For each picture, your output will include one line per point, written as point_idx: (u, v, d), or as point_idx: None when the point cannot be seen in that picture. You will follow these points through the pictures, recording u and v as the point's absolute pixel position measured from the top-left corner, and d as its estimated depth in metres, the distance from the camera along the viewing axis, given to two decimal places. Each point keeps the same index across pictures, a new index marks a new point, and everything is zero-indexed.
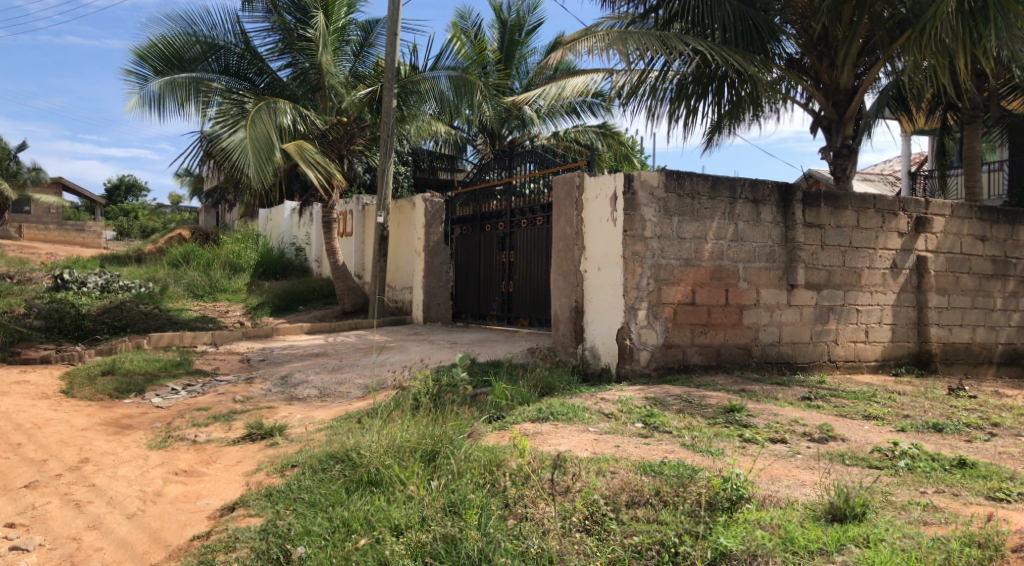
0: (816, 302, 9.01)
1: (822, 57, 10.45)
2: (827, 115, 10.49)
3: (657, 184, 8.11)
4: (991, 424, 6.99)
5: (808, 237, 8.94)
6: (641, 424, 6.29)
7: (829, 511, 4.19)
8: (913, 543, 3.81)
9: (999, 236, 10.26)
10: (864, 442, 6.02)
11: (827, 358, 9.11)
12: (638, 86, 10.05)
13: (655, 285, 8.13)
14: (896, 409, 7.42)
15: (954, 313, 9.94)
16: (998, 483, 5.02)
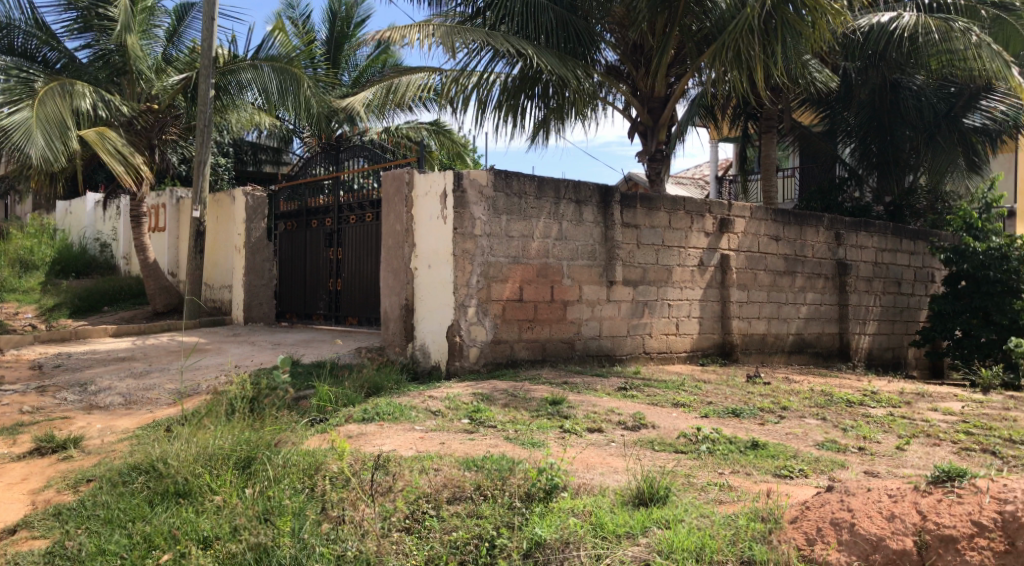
0: (632, 297, 9.50)
1: (638, 65, 11.03)
2: (643, 121, 11.10)
3: (485, 183, 8.23)
4: (781, 407, 7.68)
5: (625, 236, 9.40)
6: (467, 420, 6.39)
7: (637, 496, 4.45)
8: (707, 521, 4.10)
9: (790, 236, 11.23)
10: (671, 429, 6.43)
11: (642, 350, 9.61)
12: (465, 85, 10.18)
13: (484, 283, 8.27)
14: (701, 396, 7.97)
15: (752, 306, 10.77)
16: (783, 462, 5.52)
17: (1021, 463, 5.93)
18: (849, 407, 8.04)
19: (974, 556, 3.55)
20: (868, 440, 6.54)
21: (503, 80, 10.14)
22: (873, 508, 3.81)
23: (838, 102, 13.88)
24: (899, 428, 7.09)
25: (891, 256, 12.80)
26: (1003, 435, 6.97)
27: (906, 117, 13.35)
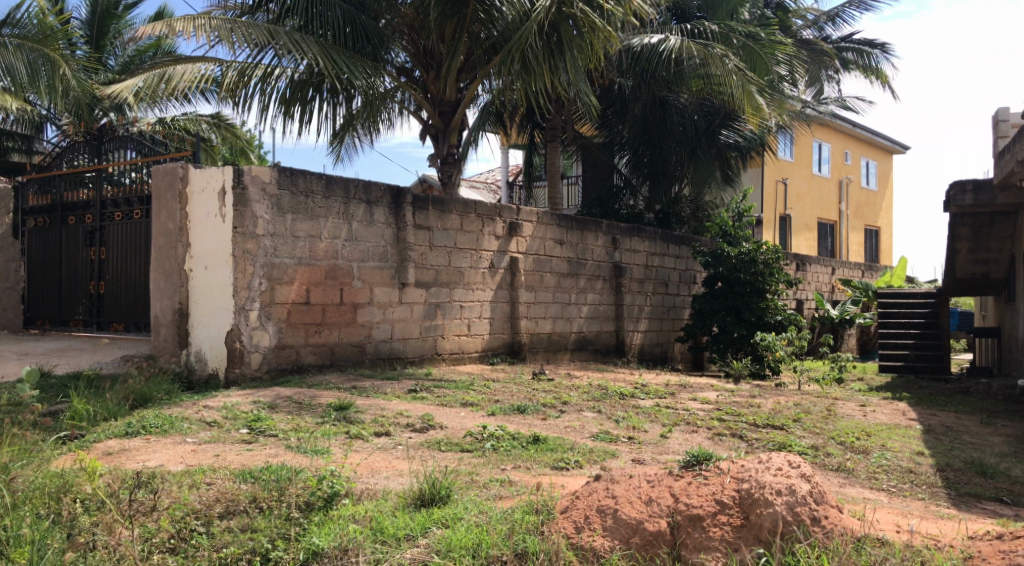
0: (425, 300, 9.52)
1: (429, 68, 11.09)
2: (434, 124, 11.15)
3: (269, 180, 7.91)
4: (562, 402, 8.02)
5: (417, 239, 9.39)
6: (246, 430, 6.10)
7: (418, 497, 4.45)
8: (485, 517, 4.19)
9: (573, 240, 11.76)
10: (458, 428, 6.51)
11: (434, 351, 9.66)
12: (250, 78, 9.69)
13: (267, 285, 7.94)
14: (489, 395, 8.14)
15: (539, 307, 11.16)
16: (562, 454, 5.76)
17: (763, 445, 6.64)
18: (622, 400, 8.57)
19: (716, 532, 3.84)
20: (637, 429, 7.01)
21: (289, 76, 9.77)
22: (633, 494, 4.07)
23: (614, 116, 14.73)
24: (664, 417, 7.65)
25: (659, 259, 13.75)
26: (750, 420, 7.75)
27: (673, 131, 14.47)
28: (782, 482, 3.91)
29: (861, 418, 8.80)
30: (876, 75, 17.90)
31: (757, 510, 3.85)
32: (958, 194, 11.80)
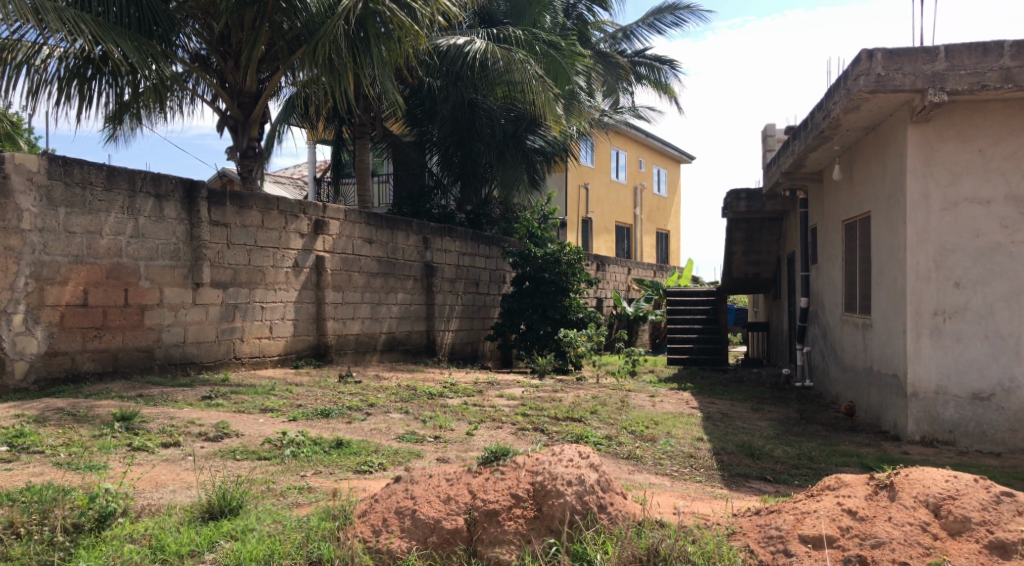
0: (222, 301, 9.05)
1: (226, 57, 10.54)
2: (232, 115, 10.61)
3: (37, 169, 7.23)
4: (368, 404, 7.92)
5: (213, 236, 8.91)
6: (6, 447, 5.50)
7: (205, 510, 4.24)
8: (278, 527, 4.07)
9: (382, 239, 11.62)
10: (255, 435, 6.24)
11: (232, 355, 9.21)
12: (13, 55, 8.77)
13: (35, 286, 7.25)
14: (291, 400, 7.88)
15: (346, 307, 10.95)
16: (365, 457, 5.69)
17: (562, 437, 6.92)
18: (429, 400, 8.59)
19: (511, 525, 3.96)
20: (443, 428, 7.06)
21: (63, 56, 8.93)
22: (432, 494, 4.11)
23: (423, 115, 14.89)
24: (469, 415, 7.76)
25: (469, 259, 13.90)
26: (551, 414, 8.03)
27: (482, 133, 14.71)
28: (572, 473, 4.06)
29: (651, 408, 9.39)
30: (665, 90, 19.17)
31: (549, 501, 3.99)
32: (733, 202, 12.90)
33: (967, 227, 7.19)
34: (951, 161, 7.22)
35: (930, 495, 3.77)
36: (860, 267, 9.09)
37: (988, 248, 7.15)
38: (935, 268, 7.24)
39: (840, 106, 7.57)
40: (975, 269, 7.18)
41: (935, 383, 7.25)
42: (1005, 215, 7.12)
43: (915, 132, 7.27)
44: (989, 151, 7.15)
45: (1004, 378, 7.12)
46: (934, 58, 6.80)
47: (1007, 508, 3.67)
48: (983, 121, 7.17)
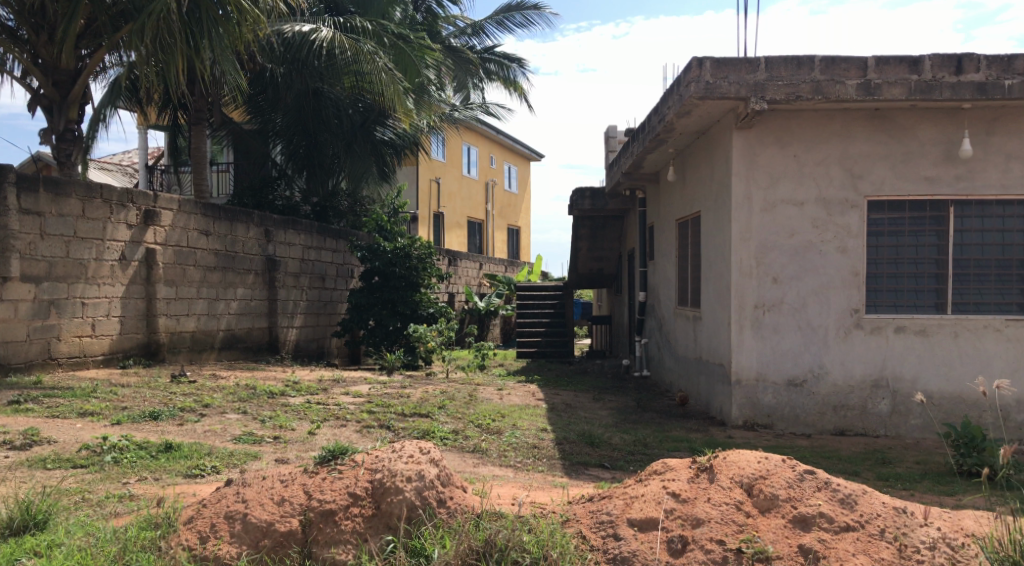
0: (34, 296, 8.36)
1: (39, 31, 9.59)
2: (46, 94, 9.80)
3: None
4: (202, 405, 7.55)
5: (23, 225, 8.23)
6: None
7: (4, 526, 3.94)
8: (90, 540, 3.85)
9: (220, 231, 11.11)
10: (72, 442, 5.81)
11: (48, 355, 8.55)
12: None
13: None
14: (114, 402, 7.40)
15: (181, 303, 10.41)
16: (196, 461, 5.42)
17: (408, 434, 6.88)
18: (269, 399, 8.31)
19: (348, 524, 3.92)
20: (284, 428, 6.84)
21: None
22: (265, 496, 4.01)
23: (266, 102, 14.29)
24: (312, 414, 7.57)
25: (315, 253, 13.55)
26: (397, 410, 7.96)
27: (328, 123, 14.35)
28: (412, 469, 4.05)
29: (497, 401, 9.52)
30: (513, 87, 19.38)
31: (388, 499, 3.96)
32: (578, 200, 13.27)
33: (784, 226, 7.74)
34: (770, 165, 7.74)
35: (744, 476, 4.03)
36: (692, 263, 9.58)
37: (801, 246, 7.72)
38: (756, 264, 7.76)
39: (673, 111, 7.95)
40: (791, 265, 7.74)
41: (756, 370, 7.78)
42: (816, 216, 7.71)
43: (739, 137, 7.74)
44: (803, 156, 7.71)
45: (814, 365, 7.72)
46: (755, 69, 7.26)
47: (809, 484, 3.97)
48: (798, 129, 7.72)
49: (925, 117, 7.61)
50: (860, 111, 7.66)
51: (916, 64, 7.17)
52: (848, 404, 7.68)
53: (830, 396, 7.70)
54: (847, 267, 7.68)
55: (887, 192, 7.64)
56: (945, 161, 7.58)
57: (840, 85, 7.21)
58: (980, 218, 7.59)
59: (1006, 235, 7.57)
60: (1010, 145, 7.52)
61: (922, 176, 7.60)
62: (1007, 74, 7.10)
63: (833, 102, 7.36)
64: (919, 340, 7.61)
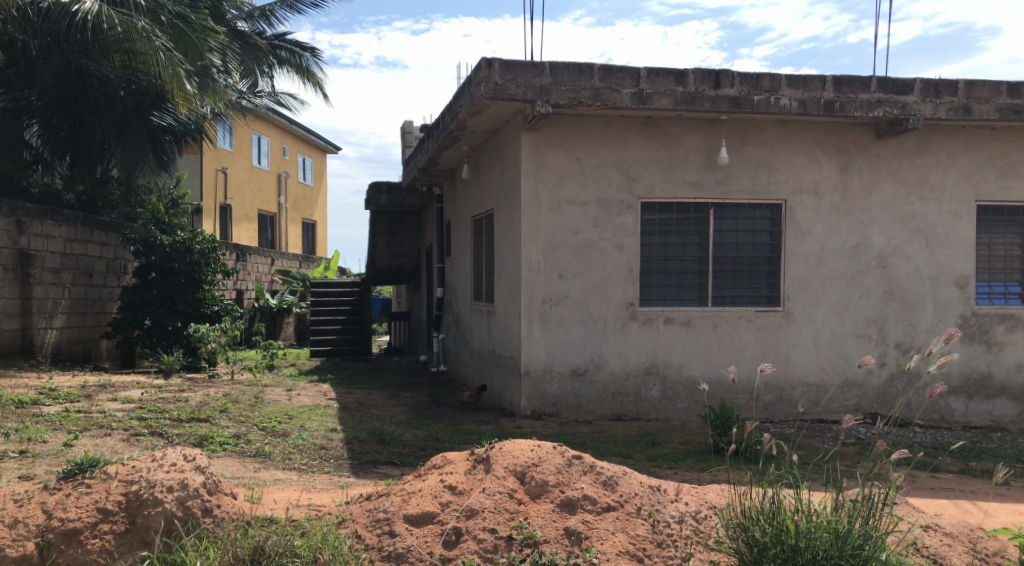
0: None
1: None
2: None
3: None
4: None
5: None
6: None
7: None
8: None
9: None
10: None
11: None
12: None
13: None
14: None
15: None
16: None
17: (183, 441, 6.47)
18: (19, 409, 7.50)
19: (95, 543, 3.68)
20: (34, 441, 6.21)
21: None
22: None
23: (18, 78, 12.84)
24: (70, 424, 6.93)
25: (79, 247, 12.38)
26: (171, 416, 7.48)
27: (96, 105, 13.14)
28: (173, 478, 3.84)
29: (286, 402, 9.22)
30: (307, 76, 18.77)
31: (145, 512, 3.74)
32: (375, 195, 13.10)
33: (568, 224, 8.10)
34: (556, 167, 8.07)
35: (518, 465, 4.18)
36: (485, 260, 9.79)
37: (583, 244, 8.12)
38: (543, 260, 8.06)
39: (465, 109, 8.05)
40: (574, 262, 8.11)
41: (543, 362, 8.08)
42: (596, 216, 8.13)
43: (526, 138, 7.99)
44: (585, 159, 8.10)
45: (594, 356, 8.15)
46: (541, 73, 7.50)
47: (575, 469, 4.19)
48: (579, 133, 8.08)
49: (690, 126, 8.21)
50: (634, 118, 8.14)
51: (682, 76, 7.73)
52: (624, 392, 8.18)
53: (608, 385, 8.16)
54: (623, 264, 8.16)
55: (657, 195, 8.19)
56: (706, 168, 8.23)
57: (616, 93, 7.65)
58: (736, 220, 8.34)
59: (756, 234, 8.37)
60: (759, 154, 8.29)
61: (687, 180, 8.21)
62: (757, 90, 7.83)
63: (610, 108, 7.79)
64: (685, 330, 8.23)
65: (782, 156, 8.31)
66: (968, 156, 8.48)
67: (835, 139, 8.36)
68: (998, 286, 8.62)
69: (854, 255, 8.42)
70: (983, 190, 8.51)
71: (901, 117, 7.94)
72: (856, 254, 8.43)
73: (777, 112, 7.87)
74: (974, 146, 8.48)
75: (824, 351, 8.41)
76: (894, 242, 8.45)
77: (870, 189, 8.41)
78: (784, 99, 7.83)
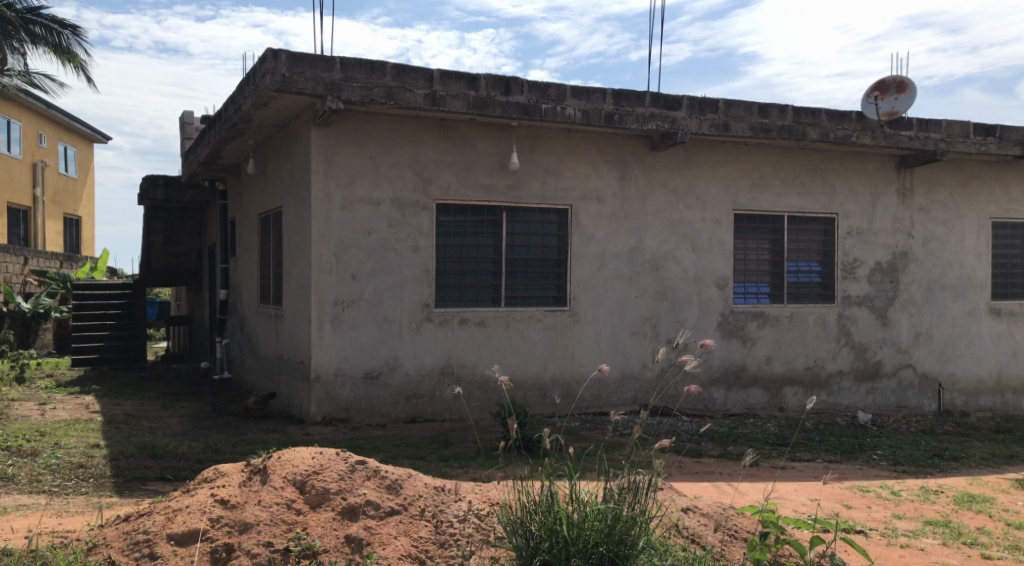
0: None
1: None
2: None
3: None
4: None
5: None
6: None
7: None
8: None
9: None
10: None
11: None
12: None
13: None
14: None
15: None
16: None
17: None
18: None
19: None
20: None
21: None
22: None
23: None
24: None
25: None
26: None
27: None
28: None
29: (39, 418, 8.32)
30: (66, 56, 17.16)
31: None
32: (149, 189, 12.15)
33: (361, 224, 7.95)
34: (348, 165, 7.88)
35: (297, 474, 4.02)
36: (272, 261, 9.39)
37: (377, 245, 8.00)
38: (335, 261, 7.86)
39: (249, 101, 7.66)
40: (367, 263, 7.97)
41: (335, 366, 7.86)
42: (391, 216, 8.04)
43: (317, 135, 7.76)
44: (379, 158, 7.98)
45: (388, 358, 8.05)
46: (330, 68, 7.30)
47: (359, 474, 4.09)
48: (372, 131, 7.95)
49: (481, 130, 8.31)
50: (428, 120, 8.12)
51: (473, 81, 7.81)
52: (418, 393, 8.15)
53: (402, 387, 8.10)
54: (417, 265, 8.13)
55: (451, 197, 8.23)
56: (498, 172, 8.37)
57: (409, 93, 7.59)
58: (526, 223, 8.57)
59: (545, 237, 8.65)
60: (547, 160, 8.56)
61: (480, 183, 8.31)
62: (544, 99, 8.08)
63: (403, 108, 7.72)
64: (478, 331, 8.34)
65: (568, 163, 8.64)
66: (728, 168, 9.26)
67: (614, 149, 8.82)
68: (752, 286, 9.48)
69: (631, 258, 8.93)
70: (740, 200, 9.32)
71: (671, 130, 8.52)
72: (634, 257, 8.94)
73: (563, 121, 8.16)
74: (733, 159, 9.27)
75: (605, 349, 8.84)
76: (665, 246, 9.06)
77: (645, 197, 8.96)
78: (569, 109, 8.15)
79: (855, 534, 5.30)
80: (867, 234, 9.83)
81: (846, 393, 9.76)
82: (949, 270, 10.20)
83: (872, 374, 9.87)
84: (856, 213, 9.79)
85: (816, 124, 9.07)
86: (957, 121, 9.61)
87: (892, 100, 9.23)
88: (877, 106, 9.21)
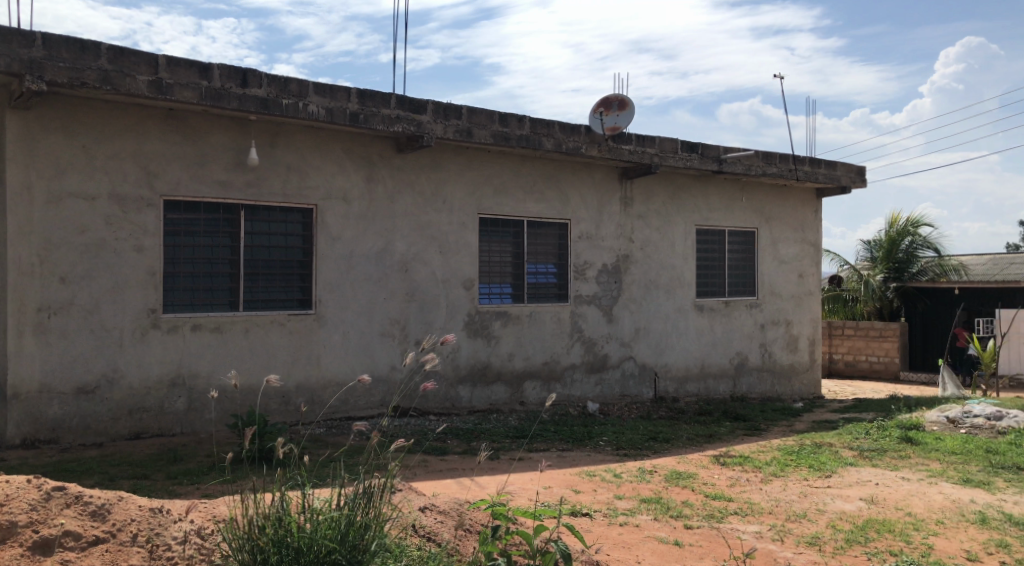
0: None
1: None
2: None
3: None
4: None
5: None
6: None
7: None
8: None
9: None
10: None
11: None
12: None
13: None
14: None
15: None
16: None
17: None
18: None
19: None
20: None
21: None
22: None
23: None
24: None
25: None
26: None
27: None
28: None
29: None
30: None
31: None
32: None
33: (72, 221, 7.22)
34: (55, 155, 7.12)
35: None
36: None
37: (92, 245, 7.31)
38: (38, 263, 7.06)
39: None
40: (79, 265, 7.25)
41: (39, 381, 7.06)
42: (109, 213, 7.37)
43: (14, 119, 6.93)
44: (93, 149, 7.28)
45: (107, 369, 7.38)
46: (31, 44, 6.57)
47: (55, 503, 3.79)
48: (84, 118, 7.23)
49: (216, 123, 7.87)
50: (154, 108, 7.55)
51: (205, 70, 7.38)
52: (144, 407, 7.54)
53: (124, 401, 7.45)
54: (142, 267, 7.53)
55: (181, 193, 7.71)
56: (235, 168, 7.97)
57: (129, 79, 7.00)
58: (267, 223, 8.24)
59: (288, 238, 8.37)
60: (289, 157, 8.29)
61: (215, 179, 7.86)
62: (285, 94, 7.82)
63: (123, 95, 7.11)
64: (214, 337, 7.89)
65: (311, 162, 8.43)
66: (471, 173, 9.54)
67: (360, 149, 8.75)
68: (496, 287, 9.86)
69: (379, 259, 8.90)
70: (484, 204, 9.64)
71: (417, 133, 8.62)
72: (381, 259, 8.92)
73: (305, 118, 7.95)
74: (476, 165, 9.57)
75: (352, 351, 8.74)
76: (413, 248, 9.14)
77: (391, 199, 8.97)
78: (311, 106, 7.95)
79: (579, 516, 5.69)
80: (596, 239, 10.60)
81: (578, 385, 10.44)
82: (663, 271, 11.27)
83: (600, 366, 10.65)
84: (586, 219, 10.51)
85: (550, 134, 9.61)
86: (668, 138, 10.62)
87: (614, 116, 10.03)
88: (602, 121, 9.97)
